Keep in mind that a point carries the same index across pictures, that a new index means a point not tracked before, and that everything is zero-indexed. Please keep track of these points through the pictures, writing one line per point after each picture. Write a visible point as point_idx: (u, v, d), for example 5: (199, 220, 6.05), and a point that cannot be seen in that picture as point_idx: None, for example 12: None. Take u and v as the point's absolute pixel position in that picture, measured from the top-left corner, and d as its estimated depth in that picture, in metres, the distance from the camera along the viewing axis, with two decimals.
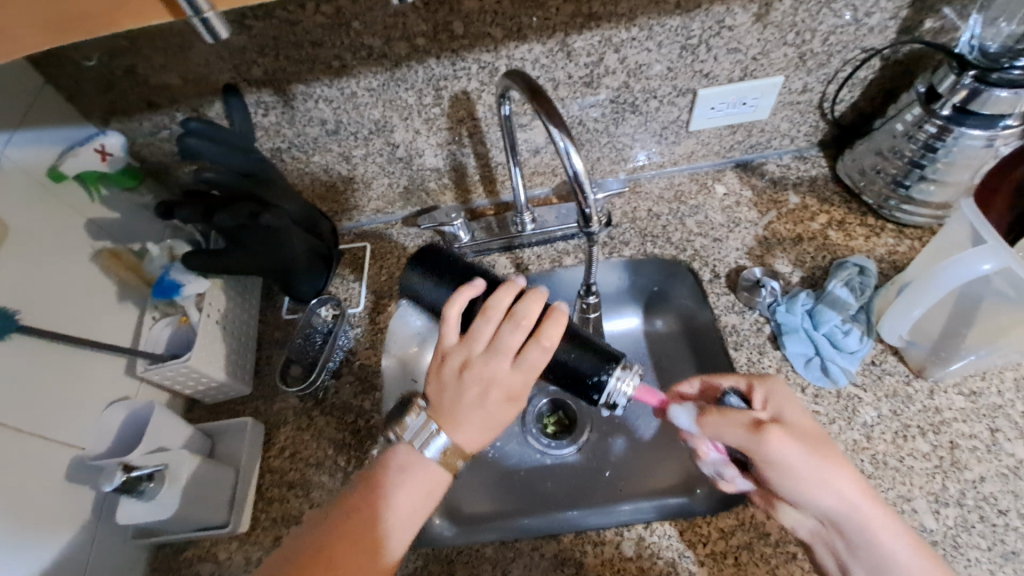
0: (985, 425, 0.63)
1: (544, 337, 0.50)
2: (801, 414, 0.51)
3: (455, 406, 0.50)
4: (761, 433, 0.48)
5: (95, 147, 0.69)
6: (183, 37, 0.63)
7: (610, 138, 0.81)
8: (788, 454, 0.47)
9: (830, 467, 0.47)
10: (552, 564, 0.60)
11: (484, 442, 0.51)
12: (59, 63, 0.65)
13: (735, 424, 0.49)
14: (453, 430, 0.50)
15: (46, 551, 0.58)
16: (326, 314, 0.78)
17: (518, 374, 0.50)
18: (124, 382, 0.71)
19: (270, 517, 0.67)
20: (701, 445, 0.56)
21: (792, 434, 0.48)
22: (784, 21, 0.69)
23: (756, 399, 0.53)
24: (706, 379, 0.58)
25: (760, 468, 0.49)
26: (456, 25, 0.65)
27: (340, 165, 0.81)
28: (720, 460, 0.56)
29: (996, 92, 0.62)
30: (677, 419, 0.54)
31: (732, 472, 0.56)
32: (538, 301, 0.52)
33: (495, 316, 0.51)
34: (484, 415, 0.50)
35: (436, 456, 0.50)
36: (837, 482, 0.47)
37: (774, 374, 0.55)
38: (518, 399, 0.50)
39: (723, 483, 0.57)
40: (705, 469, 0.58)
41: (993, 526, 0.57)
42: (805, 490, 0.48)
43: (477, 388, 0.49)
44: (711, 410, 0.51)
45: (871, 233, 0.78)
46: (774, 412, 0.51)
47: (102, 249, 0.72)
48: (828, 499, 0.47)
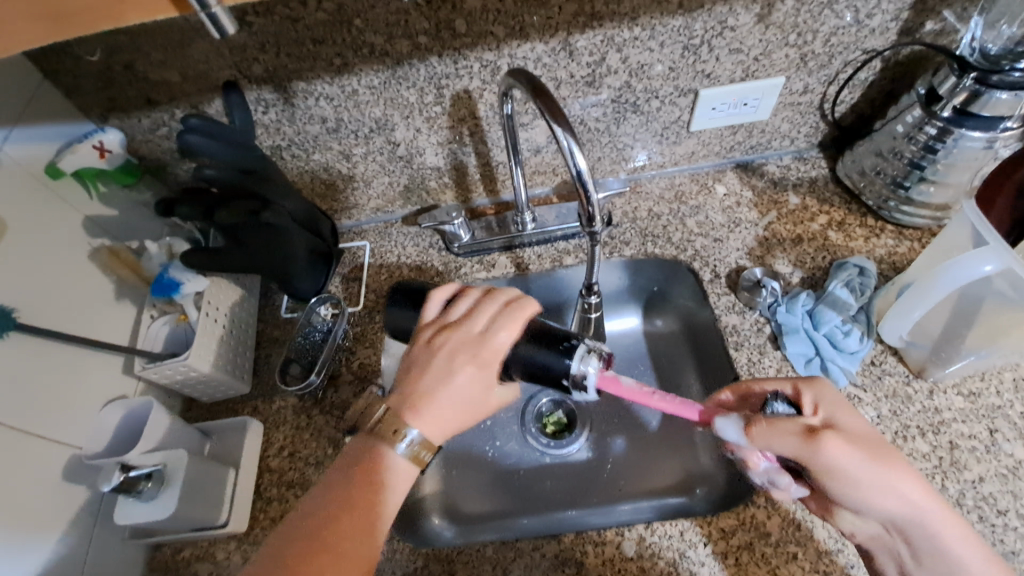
0: (984, 426, 0.63)
1: (516, 316, 0.53)
2: (852, 418, 0.51)
3: (425, 373, 0.51)
4: (815, 441, 0.47)
5: (93, 144, 0.68)
6: (183, 33, 0.63)
7: (611, 138, 0.81)
8: (847, 460, 0.47)
9: (893, 472, 0.47)
10: (553, 564, 0.60)
11: (445, 423, 0.50)
12: (59, 58, 0.64)
13: (786, 433, 0.49)
14: (419, 401, 0.50)
15: (43, 551, 0.58)
16: (325, 313, 0.78)
17: (492, 345, 0.52)
18: (121, 381, 0.70)
19: (269, 517, 0.67)
20: (751, 455, 0.53)
21: (849, 439, 0.47)
22: (786, 22, 0.69)
23: (805, 405, 0.52)
24: (748, 387, 0.58)
25: (818, 476, 0.49)
26: (459, 23, 0.64)
27: (340, 164, 0.80)
28: (772, 468, 0.54)
29: (996, 94, 0.62)
30: (723, 431, 0.53)
31: (783, 480, 0.54)
32: (516, 293, 0.56)
33: (472, 295, 0.56)
34: (452, 388, 0.50)
35: (405, 448, 0.49)
36: (899, 485, 0.47)
37: (818, 378, 0.54)
38: (485, 372, 0.51)
39: (774, 491, 0.55)
40: (754, 479, 0.55)
41: (992, 526, 0.58)
42: (866, 496, 0.47)
43: (450, 355, 0.51)
44: (761, 420, 0.50)
45: (871, 234, 0.78)
46: (826, 417, 0.50)
47: (100, 246, 0.71)
48: (892, 504, 0.47)
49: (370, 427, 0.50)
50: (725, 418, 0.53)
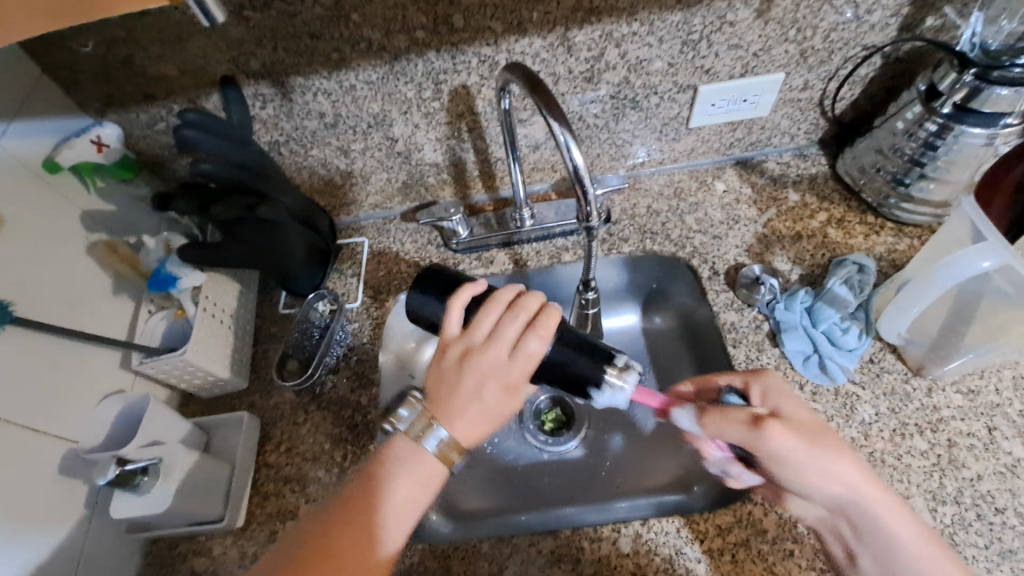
0: (982, 423, 0.63)
1: (544, 328, 0.52)
2: (796, 406, 0.51)
3: (455, 393, 0.51)
4: (759, 428, 0.48)
5: (91, 138, 0.69)
6: (181, 28, 0.63)
7: (610, 134, 0.81)
8: (788, 447, 0.47)
9: (832, 456, 0.47)
10: (549, 560, 0.60)
11: (478, 431, 0.52)
12: (57, 52, 0.64)
13: (734, 421, 0.50)
14: (451, 416, 0.51)
15: (39, 545, 0.58)
16: (324, 309, 0.78)
17: (520, 362, 0.52)
18: (119, 375, 0.71)
19: (265, 512, 0.67)
20: (705, 445, 0.60)
21: (791, 428, 0.47)
22: (785, 17, 0.69)
23: (753, 395, 0.53)
24: (703, 379, 0.60)
25: (764, 462, 0.49)
26: (456, 18, 0.64)
27: (338, 159, 0.80)
28: (724, 458, 0.59)
29: (997, 90, 0.62)
30: (679, 421, 0.55)
31: (737, 470, 0.59)
32: (539, 298, 0.54)
33: (496, 309, 0.53)
34: (481, 403, 0.51)
35: (436, 447, 0.50)
36: (839, 470, 0.47)
37: (767, 369, 0.55)
38: (515, 391, 0.52)
39: (731, 481, 0.60)
40: (710, 468, 0.61)
41: (990, 524, 0.57)
42: (809, 480, 0.48)
43: (479, 375, 0.51)
44: (711, 409, 0.51)
45: (870, 231, 0.78)
46: (772, 406, 0.51)
47: (97, 241, 0.71)
48: (833, 487, 0.47)
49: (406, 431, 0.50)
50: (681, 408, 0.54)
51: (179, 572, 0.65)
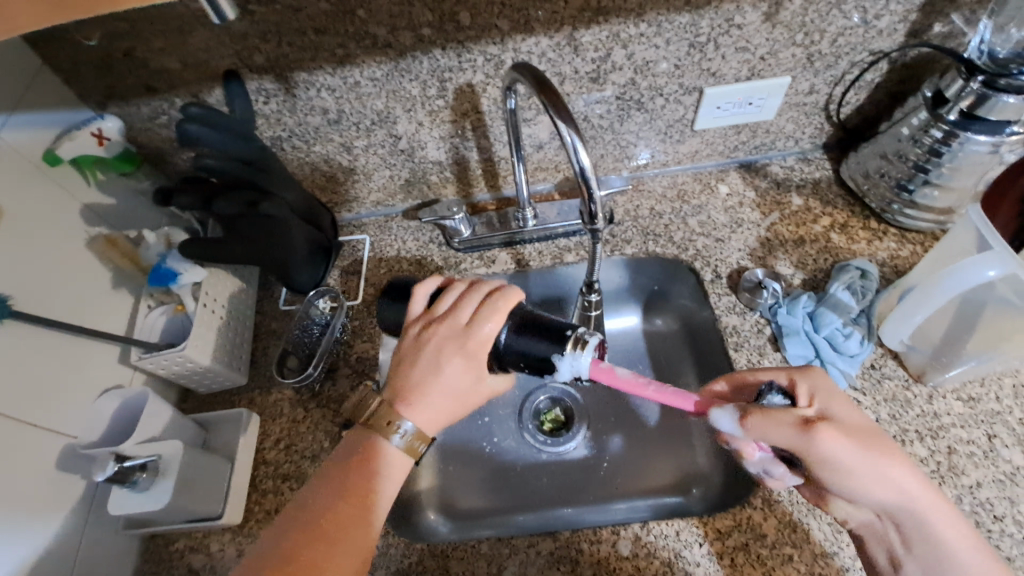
0: (982, 431, 0.63)
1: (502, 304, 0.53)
2: (847, 408, 0.51)
3: (415, 369, 0.52)
4: (810, 431, 0.47)
5: (92, 131, 0.68)
6: (184, 21, 0.62)
7: (615, 135, 0.81)
8: (842, 450, 0.47)
9: (885, 461, 0.47)
10: (548, 561, 0.60)
11: (440, 416, 0.51)
12: (58, 44, 0.63)
13: (782, 424, 0.48)
14: (411, 394, 0.51)
15: (35, 541, 0.57)
16: (324, 307, 0.77)
17: (477, 338, 0.52)
18: (117, 370, 0.70)
19: (264, 510, 0.66)
20: (746, 446, 0.55)
21: (844, 430, 0.47)
22: (793, 21, 0.68)
23: (800, 395, 0.52)
24: (740, 377, 0.58)
25: (812, 466, 0.49)
26: (463, 15, 0.64)
27: (341, 156, 0.80)
28: (766, 458, 0.55)
29: (1004, 98, 0.62)
30: (717, 423, 0.52)
31: (779, 470, 0.55)
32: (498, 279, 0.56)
33: (458, 290, 0.55)
34: (441, 380, 0.51)
35: (401, 440, 0.50)
36: (889, 475, 0.47)
37: (810, 367, 0.54)
38: (473, 362, 0.51)
39: (770, 480, 0.57)
40: (749, 468, 0.57)
41: (988, 531, 0.57)
42: (860, 485, 0.48)
43: (436, 349, 0.51)
44: (755, 410, 0.49)
45: (873, 236, 0.78)
46: (820, 406, 0.50)
47: (97, 235, 0.71)
48: (888, 492, 0.48)
49: (365, 421, 0.50)
50: (720, 408, 0.51)
51: (176, 568, 0.64)
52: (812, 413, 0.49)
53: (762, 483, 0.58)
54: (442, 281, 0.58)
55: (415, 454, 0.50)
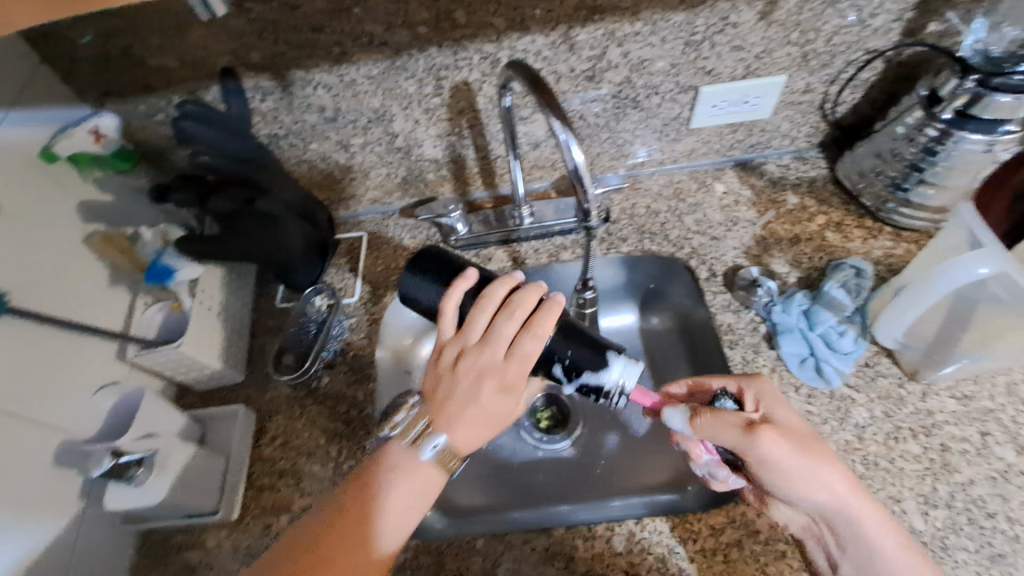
0: (975, 429, 0.63)
1: (541, 328, 0.51)
2: (790, 414, 0.52)
3: (451, 395, 0.51)
4: (752, 433, 0.49)
5: (89, 129, 0.67)
6: (181, 18, 0.62)
7: (611, 134, 0.81)
8: (780, 452, 0.48)
9: (825, 464, 0.48)
10: (543, 557, 0.61)
11: (478, 437, 0.50)
12: (55, 41, 0.64)
13: (728, 425, 0.50)
14: (451, 419, 0.50)
15: (31, 536, 0.57)
16: (320, 304, 0.78)
17: (514, 362, 0.51)
18: (114, 367, 0.70)
19: (260, 506, 0.67)
20: (694, 447, 0.57)
21: (784, 434, 0.49)
22: (789, 20, 0.69)
23: (747, 400, 0.53)
24: (698, 380, 0.59)
25: (754, 468, 0.50)
26: (459, 13, 0.64)
27: (338, 154, 0.80)
28: (712, 461, 0.57)
29: (998, 97, 0.62)
30: (669, 420, 0.54)
31: (723, 473, 0.57)
32: (537, 293, 0.53)
33: (489, 310, 0.52)
34: (477, 406, 0.50)
35: (433, 454, 0.49)
36: (828, 479, 0.48)
37: (759, 375, 0.56)
38: (511, 388, 0.51)
39: (716, 483, 0.58)
40: (696, 470, 0.59)
41: (981, 528, 0.58)
42: (798, 488, 0.49)
43: (476, 375, 0.50)
44: (705, 412, 0.51)
45: (869, 235, 0.78)
46: (765, 411, 0.52)
47: (94, 232, 0.71)
48: (821, 495, 0.48)
49: (405, 443, 0.50)
50: (672, 407, 0.54)
51: (172, 564, 0.64)
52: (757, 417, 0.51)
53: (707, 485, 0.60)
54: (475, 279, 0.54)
55: (448, 469, 0.50)
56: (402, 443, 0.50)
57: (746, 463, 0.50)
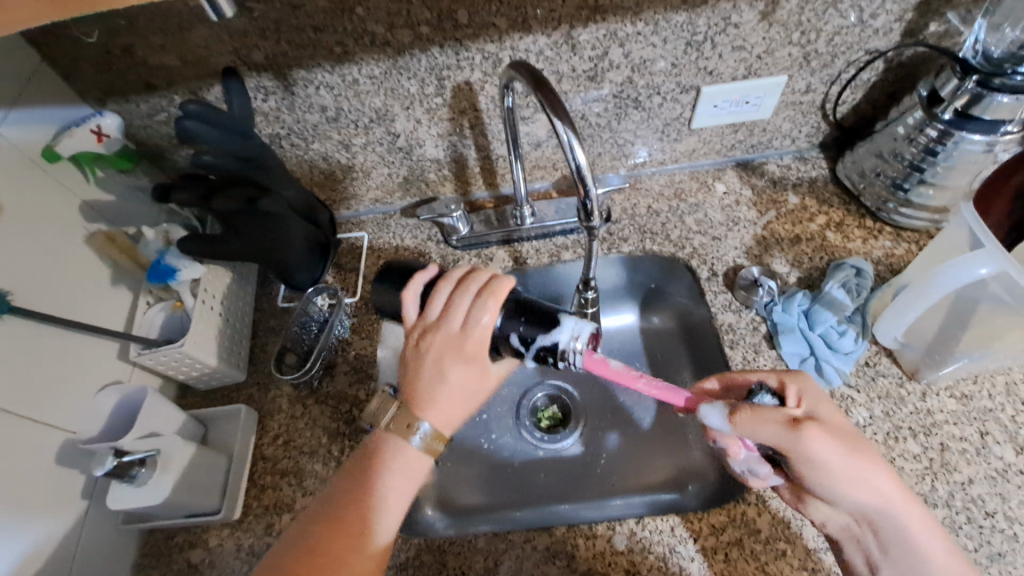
0: (975, 428, 0.63)
1: (493, 297, 0.53)
2: (833, 412, 0.51)
3: (420, 379, 0.52)
4: (798, 430, 0.48)
5: (91, 128, 0.67)
6: (183, 18, 0.62)
7: (612, 134, 0.81)
8: (827, 451, 0.48)
9: (870, 465, 0.48)
10: (544, 556, 0.61)
11: (453, 415, 0.52)
12: (57, 41, 0.64)
13: (771, 421, 0.49)
14: (424, 401, 0.51)
15: (34, 535, 0.58)
16: (323, 303, 0.77)
17: (473, 336, 0.52)
18: (116, 366, 0.70)
19: (262, 505, 0.67)
20: (734, 445, 0.54)
21: (831, 433, 0.48)
22: (790, 20, 0.69)
23: (790, 396, 0.52)
24: (731, 376, 0.58)
25: (797, 466, 0.49)
26: (461, 14, 0.64)
27: (339, 153, 0.80)
28: (751, 457, 0.55)
29: (998, 98, 0.62)
30: (706, 418, 0.52)
31: (763, 469, 0.55)
32: (487, 271, 0.55)
33: (446, 289, 0.54)
34: (447, 385, 0.51)
35: (420, 441, 0.50)
36: (874, 481, 0.48)
37: (797, 369, 0.55)
38: (474, 362, 0.52)
39: (753, 479, 0.57)
40: (734, 466, 0.56)
41: (980, 527, 0.58)
42: (843, 488, 0.48)
43: (437, 357, 0.52)
44: (747, 407, 0.50)
45: (869, 235, 0.78)
46: (809, 410, 0.51)
47: (96, 231, 0.71)
48: (867, 496, 0.48)
49: (385, 427, 0.51)
50: (711, 404, 0.52)
51: (175, 563, 0.65)
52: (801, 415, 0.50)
53: (743, 481, 0.58)
54: (435, 272, 0.57)
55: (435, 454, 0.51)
56: (384, 429, 0.51)
57: (787, 460, 0.50)
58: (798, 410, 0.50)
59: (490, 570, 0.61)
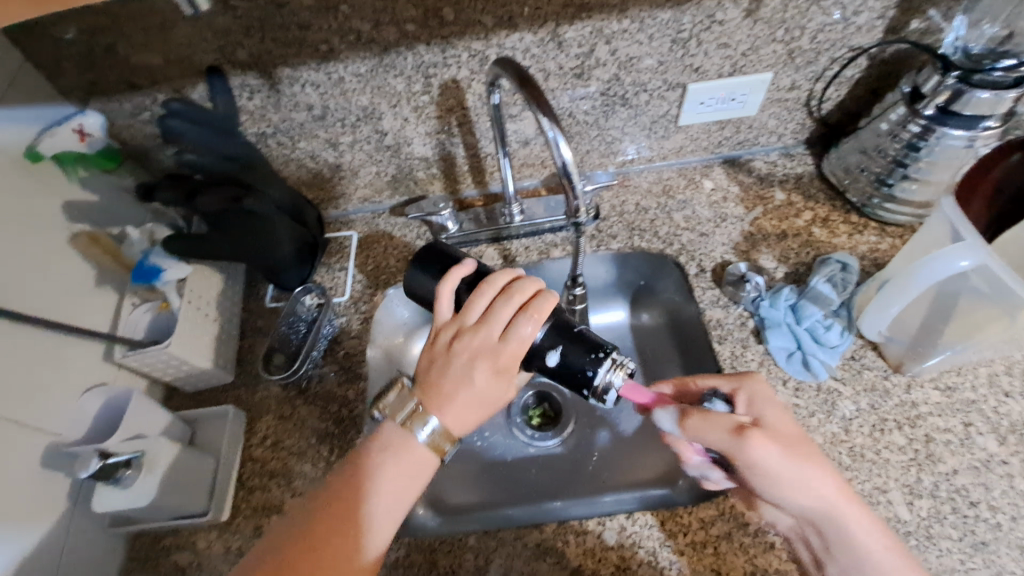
0: (958, 420, 0.64)
1: (536, 314, 0.53)
2: (780, 415, 0.52)
3: (444, 377, 0.51)
4: (742, 437, 0.48)
5: (73, 127, 0.68)
6: (166, 16, 0.62)
7: (600, 131, 0.82)
8: (768, 456, 0.48)
9: (810, 468, 0.48)
10: (534, 553, 0.61)
11: (467, 420, 0.51)
12: (38, 39, 0.63)
13: (717, 427, 0.50)
14: (441, 400, 0.51)
15: (18, 537, 0.57)
16: (310, 303, 0.77)
17: (509, 347, 0.52)
18: (101, 368, 0.70)
19: (251, 506, 0.66)
20: (685, 449, 0.58)
21: (772, 438, 0.48)
22: (774, 18, 0.69)
23: (739, 402, 0.54)
24: (684, 381, 0.60)
25: (743, 470, 0.50)
26: (447, 11, 0.64)
27: (327, 152, 0.80)
28: (703, 462, 0.58)
29: (978, 94, 0.63)
30: (661, 422, 0.56)
31: (714, 474, 0.58)
32: (532, 283, 0.55)
33: (486, 294, 0.55)
34: (472, 388, 0.51)
35: (426, 437, 0.49)
36: (813, 484, 0.48)
37: (752, 374, 0.57)
38: (505, 372, 0.52)
39: (706, 482, 0.60)
40: (691, 472, 0.60)
41: (964, 517, 0.59)
42: (782, 492, 0.48)
43: (466, 356, 0.52)
44: (695, 413, 0.52)
45: (854, 230, 0.79)
46: (756, 415, 0.52)
47: (80, 232, 0.70)
48: (807, 500, 0.48)
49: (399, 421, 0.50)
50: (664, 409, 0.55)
51: (162, 566, 0.64)
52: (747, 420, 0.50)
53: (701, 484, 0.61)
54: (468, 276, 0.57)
55: (441, 454, 0.50)
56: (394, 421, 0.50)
57: (733, 464, 0.50)
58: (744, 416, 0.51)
59: (481, 568, 0.60)
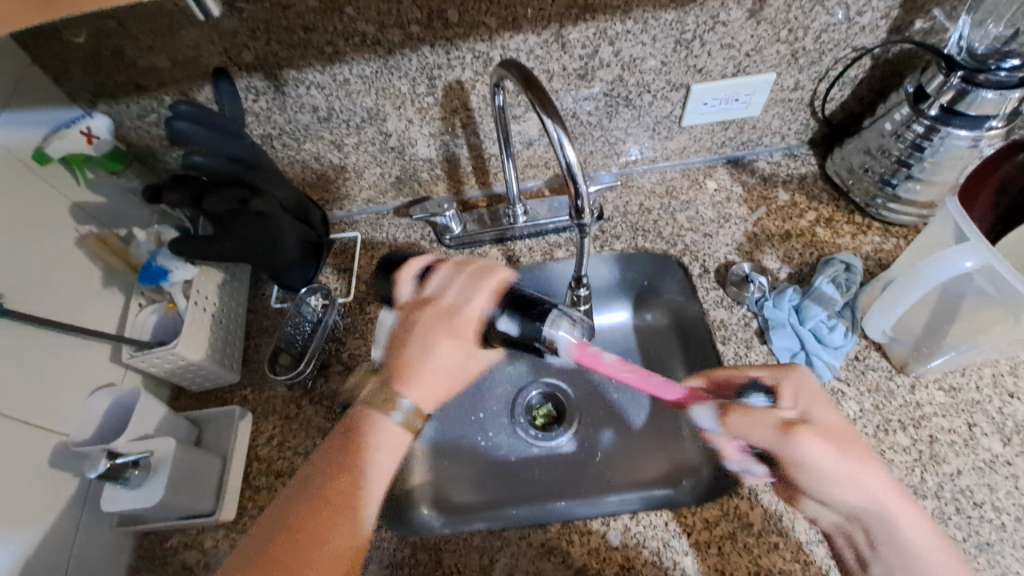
0: (963, 420, 0.64)
1: (490, 288, 0.60)
2: (828, 411, 0.54)
3: (408, 351, 0.57)
4: (788, 433, 0.52)
5: (82, 129, 0.68)
6: (172, 18, 0.62)
7: (603, 132, 0.82)
8: (818, 453, 0.51)
9: (859, 464, 0.50)
10: (539, 552, 0.61)
11: (434, 391, 0.57)
12: (46, 42, 0.63)
13: (764, 424, 0.54)
14: (407, 375, 0.56)
15: (28, 536, 0.57)
16: (315, 304, 0.77)
17: (465, 320, 0.59)
18: (108, 369, 0.70)
19: (257, 506, 0.67)
20: (725, 445, 0.63)
21: (821, 434, 0.51)
22: (777, 18, 0.69)
23: (783, 395, 0.56)
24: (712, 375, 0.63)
25: (790, 467, 0.53)
26: (451, 13, 0.64)
27: (331, 153, 0.80)
28: (746, 458, 0.62)
29: (982, 93, 0.63)
30: (702, 419, 0.65)
31: (756, 468, 0.62)
32: (487, 265, 0.62)
33: (445, 271, 0.61)
34: (433, 359, 0.57)
35: (400, 416, 0.54)
36: (864, 480, 0.49)
37: (793, 367, 0.58)
38: (462, 344, 0.58)
39: (750, 477, 0.63)
40: (732, 467, 0.64)
41: (968, 517, 0.59)
42: (829, 488, 0.51)
43: (427, 331, 0.57)
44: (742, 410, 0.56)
45: (858, 231, 0.79)
46: (802, 410, 0.54)
47: (87, 233, 0.71)
48: (854, 496, 0.50)
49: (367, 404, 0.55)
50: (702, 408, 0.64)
51: (169, 565, 0.65)
52: (795, 415, 0.54)
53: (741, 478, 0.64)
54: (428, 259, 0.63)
55: (413, 429, 0.55)
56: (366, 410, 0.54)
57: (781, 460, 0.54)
58: (791, 412, 0.54)
59: (485, 567, 0.61)
